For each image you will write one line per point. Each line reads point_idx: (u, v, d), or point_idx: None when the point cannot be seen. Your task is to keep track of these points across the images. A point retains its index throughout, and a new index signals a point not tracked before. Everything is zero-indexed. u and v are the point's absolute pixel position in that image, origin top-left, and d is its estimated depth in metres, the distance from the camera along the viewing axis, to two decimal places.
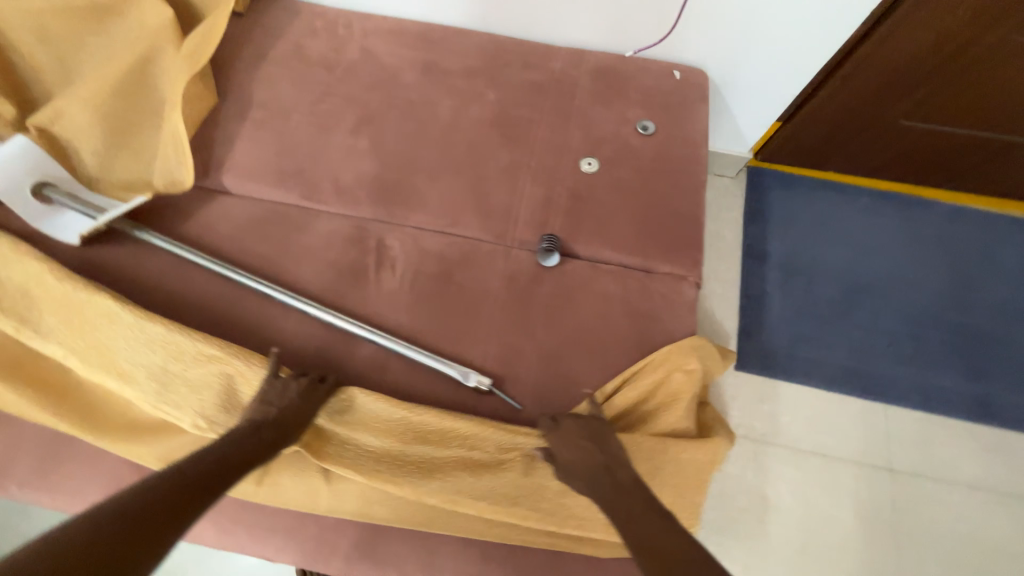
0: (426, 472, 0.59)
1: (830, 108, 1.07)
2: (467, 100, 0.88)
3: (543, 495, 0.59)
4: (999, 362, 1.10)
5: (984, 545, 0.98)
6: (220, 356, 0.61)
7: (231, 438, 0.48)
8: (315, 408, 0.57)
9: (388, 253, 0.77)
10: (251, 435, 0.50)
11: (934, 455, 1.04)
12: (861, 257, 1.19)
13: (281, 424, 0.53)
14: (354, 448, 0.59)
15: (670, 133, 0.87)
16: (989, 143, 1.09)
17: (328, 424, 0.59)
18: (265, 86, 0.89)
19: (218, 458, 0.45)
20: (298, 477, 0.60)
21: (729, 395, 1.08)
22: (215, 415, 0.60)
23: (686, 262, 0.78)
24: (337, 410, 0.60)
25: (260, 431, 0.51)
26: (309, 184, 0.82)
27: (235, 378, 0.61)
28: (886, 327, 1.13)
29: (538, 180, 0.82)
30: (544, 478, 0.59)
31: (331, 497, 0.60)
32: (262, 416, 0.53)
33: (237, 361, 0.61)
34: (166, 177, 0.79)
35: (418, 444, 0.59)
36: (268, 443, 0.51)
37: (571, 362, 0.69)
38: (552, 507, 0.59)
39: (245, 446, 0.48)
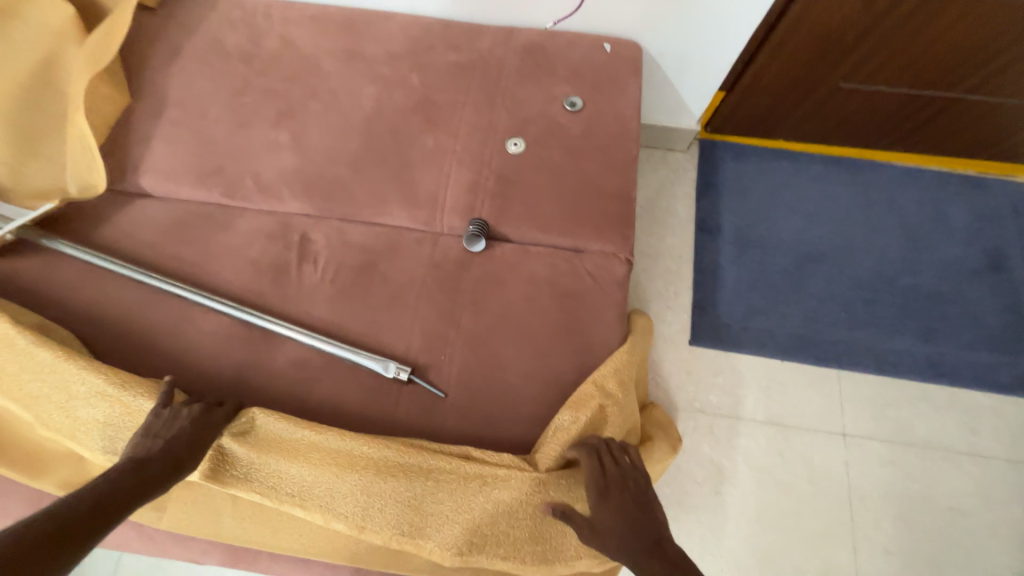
0: (325, 500, 0.57)
1: (769, 77, 1.08)
2: (391, 85, 0.86)
3: (446, 518, 0.57)
4: (950, 322, 1.11)
5: (939, 505, 0.99)
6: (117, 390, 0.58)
7: (112, 475, 0.48)
8: (210, 434, 0.56)
9: (311, 247, 0.75)
10: (137, 470, 0.49)
11: (886, 418, 1.05)
12: (812, 225, 1.19)
13: (173, 455, 0.52)
14: (260, 472, 0.58)
15: (600, 108, 0.85)
16: (931, 101, 1.08)
17: (232, 451, 0.58)
18: (181, 82, 0.86)
19: (93, 496, 0.45)
20: (207, 498, 0.61)
21: (683, 371, 1.08)
22: (112, 448, 0.58)
23: (616, 239, 0.77)
24: (242, 433, 0.58)
25: (149, 464, 0.50)
26: (230, 182, 0.80)
27: (131, 414, 0.58)
28: (839, 294, 1.13)
29: (463, 163, 0.80)
30: (448, 500, 0.57)
31: (238, 519, 0.61)
32: (150, 448, 0.52)
33: (133, 395, 0.58)
34: (80, 181, 0.77)
35: (317, 473, 0.57)
36: (157, 475, 0.50)
37: (496, 347, 0.68)
38: (456, 532, 0.57)
39: (129, 483, 0.48)
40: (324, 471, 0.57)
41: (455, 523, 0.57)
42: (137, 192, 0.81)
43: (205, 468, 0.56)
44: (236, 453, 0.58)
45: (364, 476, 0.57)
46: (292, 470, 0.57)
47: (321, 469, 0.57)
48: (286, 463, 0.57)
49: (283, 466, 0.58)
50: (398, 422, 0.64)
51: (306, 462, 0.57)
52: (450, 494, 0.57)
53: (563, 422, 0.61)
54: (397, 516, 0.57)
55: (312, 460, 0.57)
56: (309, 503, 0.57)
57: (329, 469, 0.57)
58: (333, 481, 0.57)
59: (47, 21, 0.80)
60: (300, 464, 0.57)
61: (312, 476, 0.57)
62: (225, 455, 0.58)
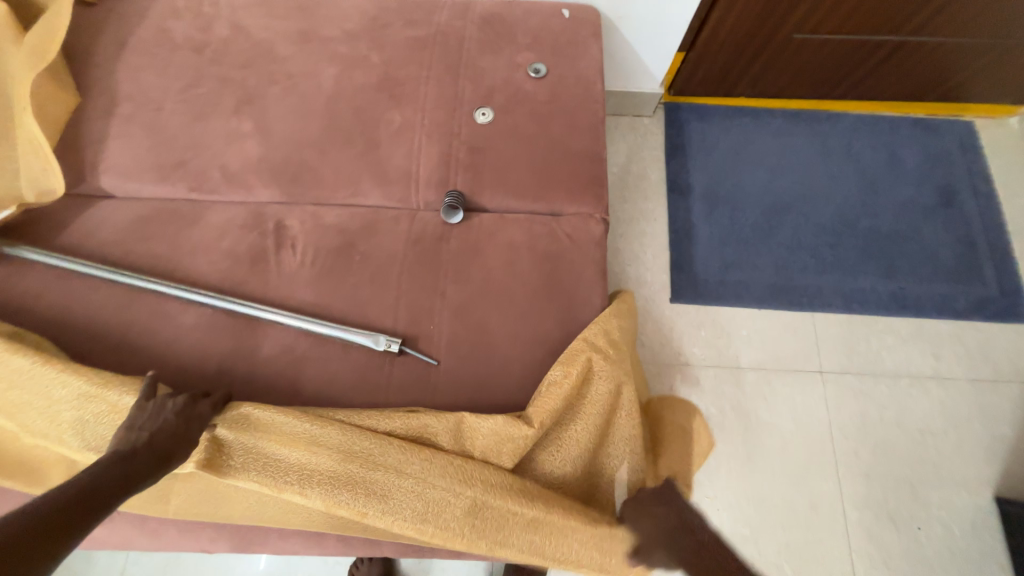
0: (326, 487, 0.56)
1: (725, 34, 1.10)
2: (351, 65, 0.84)
3: (449, 498, 0.57)
4: (909, 258, 1.17)
5: (911, 428, 1.06)
6: (95, 388, 0.57)
7: (94, 470, 0.46)
8: (196, 427, 0.55)
9: (288, 233, 0.75)
10: (119, 464, 0.47)
11: (858, 353, 1.11)
12: (777, 177, 1.23)
13: (158, 449, 0.51)
14: (257, 459, 0.57)
15: (563, 73, 0.85)
16: (879, 47, 1.12)
17: (229, 441, 0.57)
18: (132, 77, 0.83)
19: (74, 494, 0.43)
20: (203, 491, 0.60)
21: (667, 328, 1.12)
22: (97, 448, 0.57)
23: (590, 199, 0.78)
24: (235, 422, 0.58)
25: (130, 460, 0.48)
26: (195, 175, 0.78)
27: (113, 412, 0.57)
28: (806, 241, 1.18)
29: (433, 137, 0.80)
30: (450, 475, 0.57)
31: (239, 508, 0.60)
32: (132, 443, 0.50)
33: (113, 393, 0.57)
34: (34, 185, 0.74)
35: (320, 460, 0.57)
36: (142, 469, 0.49)
37: (483, 313, 0.70)
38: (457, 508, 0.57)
39: (112, 475, 0.46)
40: (322, 455, 0.57)
41: (457, 495, 0.57)
42: (99, 193, 0.79)
43: (198, 458, 0.55)
44: (231, 441, 0.57)
45: (366, 453, 0.57)
46: (290, 455, 0.57)
47: (321, 452, 0.57)
48: (286, 450, 0.57)
49: (281, 453, 0.57)
50: (391, 393, 0.65)
51: (305, 446, 0.57)
52: (450, 462, 0.57)
53: (555, 377, 0.63)
54: (399, 494, 0.56)
55: (310, 443, 0.57)
56: (309, 488, 0.56)
57: (329, 451, 0.57)
58: (331, 465, 0.56)
59: None
60: (299, 449, 0.57)
61: (312, 460, 0.57)
62: (218, 446, 0.57)
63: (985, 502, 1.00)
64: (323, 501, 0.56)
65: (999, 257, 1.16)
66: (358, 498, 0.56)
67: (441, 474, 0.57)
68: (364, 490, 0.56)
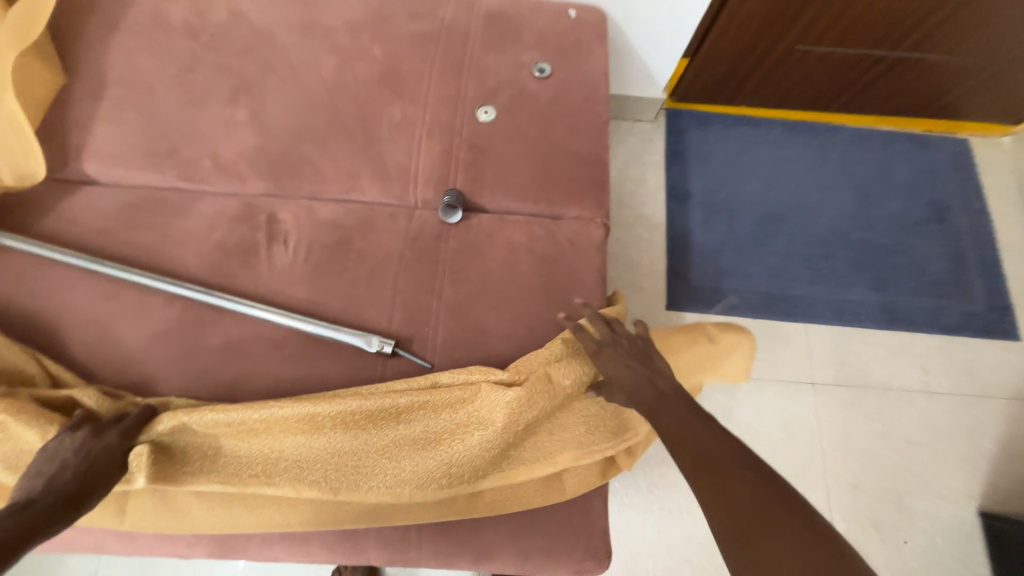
0: (296, 467, 0.57)
1: (728, 43, 1.10)
2: (352, 57, 0.82)
3: (423, 471, 0.58)
4: (901, 272, 1.18)
5: (899, 441, 1.07)
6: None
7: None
8: (105, 460, 0.51)
9: (281, 227, 0.73)
10: (19, 512, 0.44)
11: (849, 364, 1.11)
12: (774, 187, 1.23)
13: (66, 492, 0.48)
14: (216, 455, 0.57)
15: (568, 74, 0.84)
16: (879, 61, 1.13)
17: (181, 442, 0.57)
18: (122, 59, 0.80)
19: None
20: (161, 503, 0.57)
21: (662, 335, 1.11)
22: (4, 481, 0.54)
23: (592, 204, 0.77)
24: (175, 427, 0.57)
25: (30, 509, 0.45)
26: (186, 164, 0.76)
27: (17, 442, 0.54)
28: (801, 251, 1.19)
29: (434, 134, 0.78)
30: (421, 448, 0.59)
31: (203, 515, 0.57)
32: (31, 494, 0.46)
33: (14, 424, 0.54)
34: (14, 169, 0.71)
35: (283, 442, 0.57)
36: (49, 512, 0.46)
37: (480, 315, 0.68)
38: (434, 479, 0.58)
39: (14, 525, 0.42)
40: (282, 435, 0.57)
41: (431, 468, 0.58)
42: (83, 179, 0.76)
43: (149, 472, 0.54)
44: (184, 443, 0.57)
45: (330, 433, 0.58)
46: (249, 441, 0.57)
47: (278, 438, 0.57)
48: (242, 433, 0.57)
49: (239, 442, 0.57)
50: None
51: (260, 432, 0.57)
52: (420, 433, 0.59)
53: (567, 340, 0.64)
54: (372, 467, 0.58)
55: (268, 430, 0.58)
56: (277, 477, 0.57)
57: (286, 434, 0.57)
58: (293, 445, 0.57)
59: None
60: (255, 434, 0.57)
61: (271, 443, 0.57)
62: (167, 449, 0.56)
63: (970, 515, 1.01)
64: (295, 485, 0.57)
65: (988, 274, 1.18)
66: (331, 475, 0.57)
67: (411, 441, 0.59)
68: (335, 467, 0.58)
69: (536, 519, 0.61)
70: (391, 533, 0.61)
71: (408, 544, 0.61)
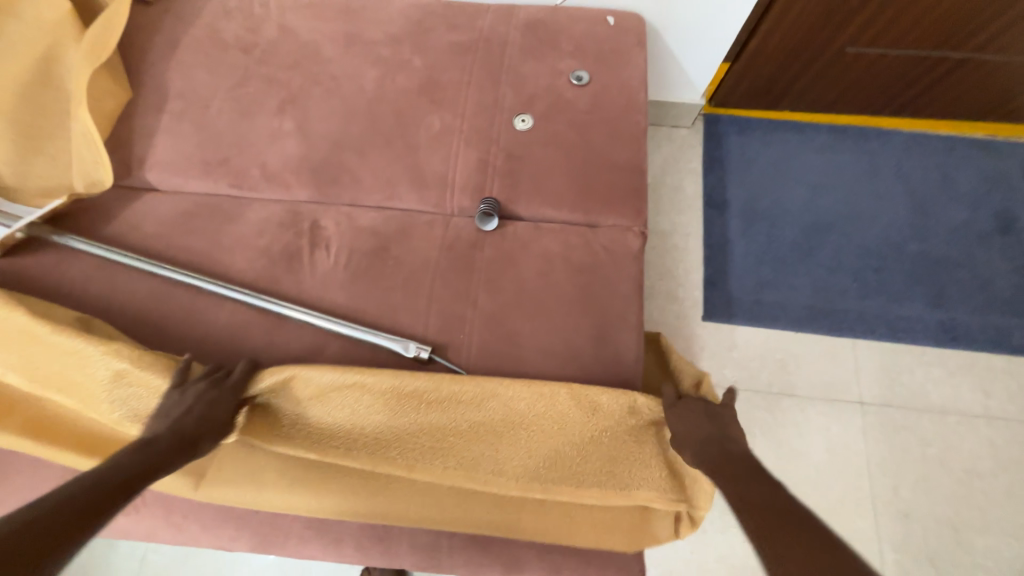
0: (379, 442, 0.57)
1: (773, 46, 1.07)
2: (393, 68, 0.84)
3: (503, 454, 0.57)
4: (962, 287, 1.10)
5: (958, 469, 0.99)
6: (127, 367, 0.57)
7: (121, 456, 0.45)
8: (221, 409, 0.54)
9: (323, 233, 0.75)
10: (144, 448, 0.47)
11: (901, 384, 1.05)
12: (820, 195, 1.18)
13: (186, 433, 0.50)
14: (303, 421, 0.58)
15: (606, 82, 0.84)
16: (940, 62, 1.07)
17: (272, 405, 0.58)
18: (181, 74, 0.85)
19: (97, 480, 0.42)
20: (240, 466, 0.58)
21: (697, 347, 1.08)
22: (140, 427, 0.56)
23: (629, 213, 0.76)
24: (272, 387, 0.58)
25: (152, 445, 0.48)
26: (237, 172, 0.80)
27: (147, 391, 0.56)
28: (849, 263, 1.13)
29: (471, 143, 0.79)
30: (503, 430, 0.58)
31: (279, 482, 0.58)
32: (157, 432, 0.49)
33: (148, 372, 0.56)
34: (85, 177, 0.76)
35: (370, 415, 0.57)
36: (168, 451, 0.48)
37: (514, 324, 0.68)
38: (511, 466, 0.57)
39: (138, 460, 0.45)
40: (365, 415, 0.57)
41: (511, 453, 0.57)
42: (144, 187, 0.81)
43: (244, 427, 0.56)
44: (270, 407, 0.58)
45: (415, 409, 0.58)
46: (329, 416, 0.58)
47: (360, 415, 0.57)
48: (326, 409, 0.58)
49: (320, 414, 0.58)
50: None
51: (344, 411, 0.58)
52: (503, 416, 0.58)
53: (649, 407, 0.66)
54: (448, 451, 0.57)
55: (356, 402, 0.58)
56: (353, 452, 0.57)
57: (371, 415, 0.57)
58: (373, 426, 0.58)
59: (42, 18, 0.79)
60: (340, 409, 0.58)
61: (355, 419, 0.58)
62: (258, 411, 0.58)
63: None
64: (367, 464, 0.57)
65: None
66: (410, 453, 0.57)
67: (489, 428, 0.58)
68: (417, 445, 0.57)
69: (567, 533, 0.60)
70: (423, 538, 0.61)
71: (440, 550, 0.61)
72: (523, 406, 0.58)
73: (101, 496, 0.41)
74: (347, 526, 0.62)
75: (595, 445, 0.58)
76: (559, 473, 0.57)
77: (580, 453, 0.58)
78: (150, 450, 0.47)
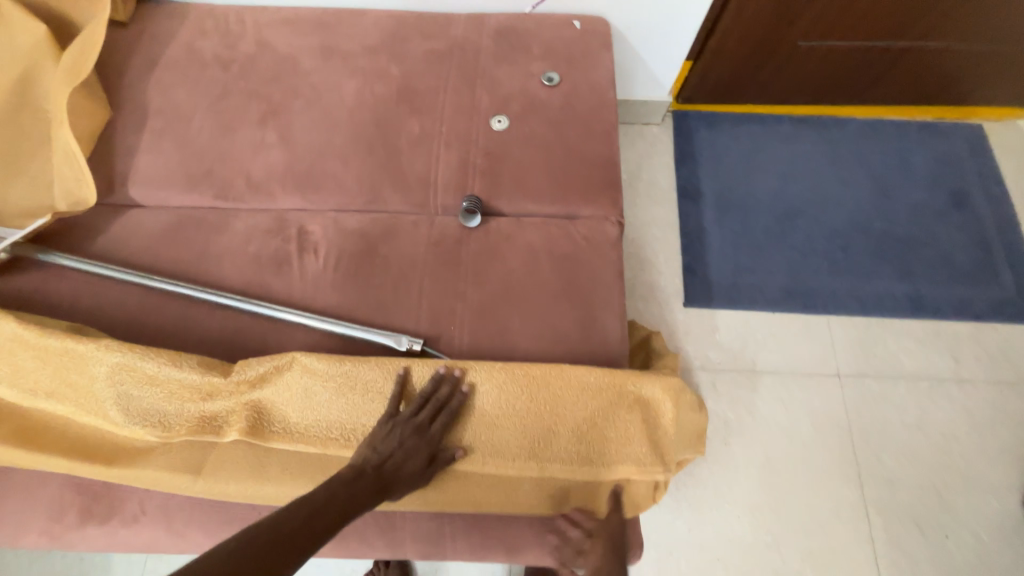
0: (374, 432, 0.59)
1: (732, 43, 1.13)
2: (371, 78, 0.87)
3: (500, 441, 0.59)
4: (924, 261, 1.17)
5: (935, 432, 1.04)
6: (123, 360, 0.59)
7: (330, 488, 0.50)
8: (413, 455, 0.56)
9: (310, 238, 0.77)
10: (353, 481, 0.52)
11: (875, 355, 1.10)
12: (787, 182, 1.24)
13: (383, 478, 0.53)
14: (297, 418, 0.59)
15: (576, 81, 0.88)
16: (885, 52, 1.14)
17: (266, 404, 0.59)
18: (161, 92, 0.86)
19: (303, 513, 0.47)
20: (237, 469, 0.59)
21: (682, 333, 1.12)
22: (147, 418, 0.58)
23: (606, 203, 0.80)
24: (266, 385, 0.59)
25: (358, 481, 0.52)
26: (222, 185, 0.81)
27: (147, 381, 0.59)
28: (818, 244, 1.18)
29: (451, 144, 0.82)
30: (498, 418, 0.60)
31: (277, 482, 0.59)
32: (365, 462, 0.54)
33: (144, 362, 0.59)
34: (68, 196, 0.77)
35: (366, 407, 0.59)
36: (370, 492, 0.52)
37: (503, 313, 0.71)
38: (508, 450, 0.59)
39: (342, 496, 0.50)
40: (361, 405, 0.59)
41: (514, 439, 0.59)
42: (128, 203, 0.81)
43: (242, 426, 0.57)
44: (265, 403, 0.59)
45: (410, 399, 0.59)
46: (325, 408, 0.59)
47: (356, 407, 0.59)
48: (322, 400, 0.59)
49: (316, 407, 0.59)
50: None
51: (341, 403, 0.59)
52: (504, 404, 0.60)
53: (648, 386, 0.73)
54: (449, 437, 0.59)
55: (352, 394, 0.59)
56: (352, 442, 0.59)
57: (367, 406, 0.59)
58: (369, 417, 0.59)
59: (19, 43, 0.80)
60: (336, 400, 0.59)
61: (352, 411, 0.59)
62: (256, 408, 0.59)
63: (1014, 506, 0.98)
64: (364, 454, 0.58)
65: (1015, 259, 1.16)
66: None
67: (484, 415, 0.60)
68: None
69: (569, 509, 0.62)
70: (427, 526, 0.62)
71: (444, 536, 0.62)
72: (519, 390, 0.60)
73: (269, 568, 0.41)
74: (350, 520, 0.63)
75: (590, 424, 0.60)
76: (554, 450, 0.60)
77: (574, 432, 0.60)
78: (331, 500, 0.49)
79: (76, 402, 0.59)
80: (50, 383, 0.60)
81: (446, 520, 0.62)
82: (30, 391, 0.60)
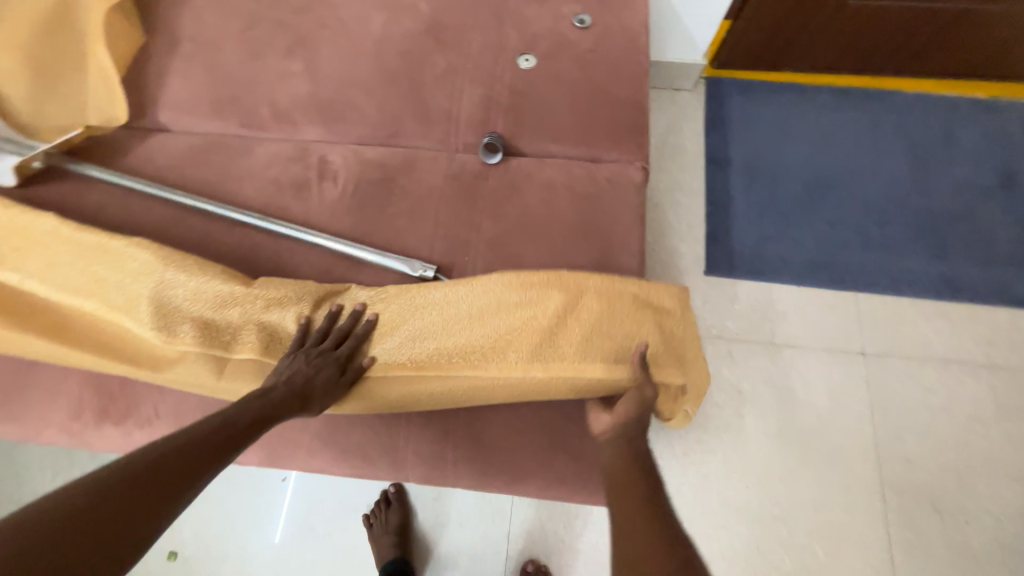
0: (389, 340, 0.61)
1: (773, 1, 1.08)
2: (398, 11, 0.86)
3: (510, 358, 0.59)
4: (964, 241, 1.10)
5: (961, 417, 0.99)
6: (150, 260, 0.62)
7: (240, 404, 0.49)
8: (321, 374, 0.55)
9: (330, 166, 0.77)
10: (260, 398, 0.50)
11: (902, 334, 1.05)
12: (822, 153, 1.19)
13: (299, 392, 0.53)
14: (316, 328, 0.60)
15: (608, 24, 0.85)
16: (939, 15, 1.08)
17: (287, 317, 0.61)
18: (193, 19, 0.87)
19: (212, 426, 0.46)
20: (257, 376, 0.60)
21: (700, 300, 1.09)
22: (167, 316, 0.60)
23: (631, 147, 0.77)
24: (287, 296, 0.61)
25: (267, 395, 0.51)
26: (247, 112, 0.82)
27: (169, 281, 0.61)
28: (851, 218, 1.13)
29: (476, 81, 0.81)
30: (511, 336, 0.59)
31: None
32: (272, 382, 0.53)
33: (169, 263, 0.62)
34: (102, 116, 0.80)
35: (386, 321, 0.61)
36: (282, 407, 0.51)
37: (518, 247, 0.70)
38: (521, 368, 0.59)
39: (251, 408, 0.49)
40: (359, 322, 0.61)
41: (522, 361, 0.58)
42: (157, 126, 0.83)
43: (257, 344, 0.59)
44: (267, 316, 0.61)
45: (425, 312, 0.61)
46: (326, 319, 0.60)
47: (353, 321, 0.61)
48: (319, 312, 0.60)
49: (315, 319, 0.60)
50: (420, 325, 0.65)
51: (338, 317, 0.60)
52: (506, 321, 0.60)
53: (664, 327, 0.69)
54: (452, 355, 0.59)
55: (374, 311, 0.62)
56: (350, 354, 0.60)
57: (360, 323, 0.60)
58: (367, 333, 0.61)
59: None
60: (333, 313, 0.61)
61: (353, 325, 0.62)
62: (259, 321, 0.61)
63: None
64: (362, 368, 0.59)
65: None
66: (422, 360, 0.59)
67: (494, 334, 0.60)
68: (425, 351, 0.60)
69: (573, 441, 0.62)
70: (430, 448, 0.63)
71: (444, 460, 0.62)
72: (512, 286, 0.61)
73: (169, 478, 0.40)
74: (354, 437, 0.63)
75: (599, 338, 0.59)
76: (566, 346, 0.59)
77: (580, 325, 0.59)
78: (246, 408, 0.49)
79: (100, 300, 0.62)
80: (78, 281, 0.62)
81: (449, 443, 0.63)
82: (59, 287, 0.63)
